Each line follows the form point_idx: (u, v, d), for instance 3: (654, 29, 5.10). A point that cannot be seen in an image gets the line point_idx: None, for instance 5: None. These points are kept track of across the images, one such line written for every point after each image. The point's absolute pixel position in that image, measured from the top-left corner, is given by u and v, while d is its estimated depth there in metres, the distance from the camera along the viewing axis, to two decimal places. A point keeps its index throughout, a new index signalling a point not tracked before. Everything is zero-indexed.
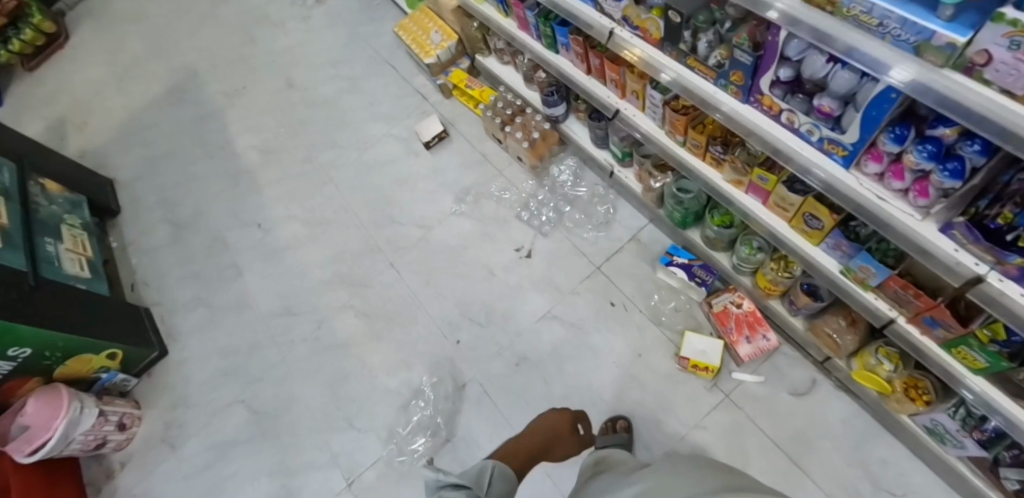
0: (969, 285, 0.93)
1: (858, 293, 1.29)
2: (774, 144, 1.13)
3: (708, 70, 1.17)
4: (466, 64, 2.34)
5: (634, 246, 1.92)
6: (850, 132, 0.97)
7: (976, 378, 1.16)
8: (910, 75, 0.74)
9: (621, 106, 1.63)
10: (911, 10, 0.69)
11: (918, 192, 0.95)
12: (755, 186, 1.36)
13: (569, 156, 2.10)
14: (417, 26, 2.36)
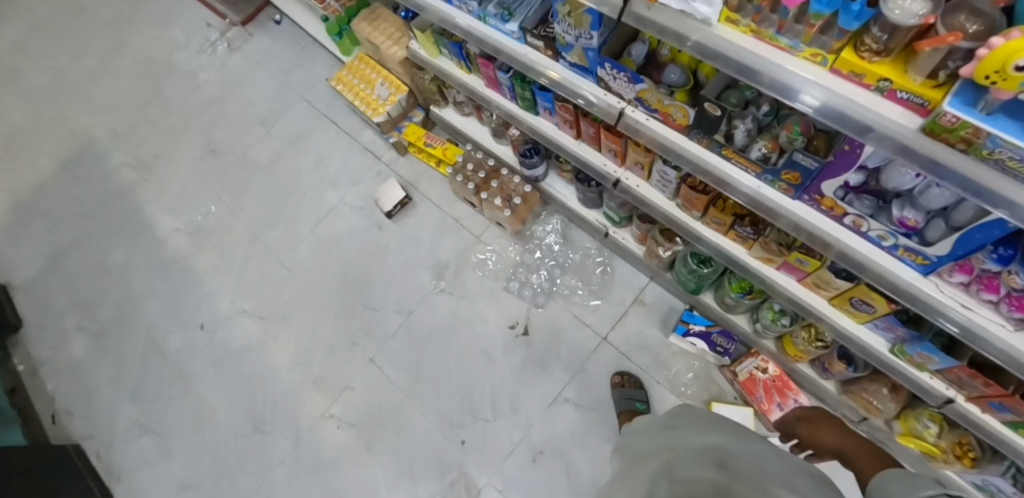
0: None
1: (911, 371, 1.21)
2: (836, 248, 1.00)
3: (751, 164, 1.02)
4: (419, 117, 2.07)
5: (639, 310, 1.76)
6: (939, 245, 0.86)
7: None
8: (820, 98, 0.75)
9: (622, 175, 1.45)
10: None
11: (1012, 305, 0.86)
12: (788, 264, 1.24)
13: (553, 215, 1.89)
14: (359, 78, 2.07)
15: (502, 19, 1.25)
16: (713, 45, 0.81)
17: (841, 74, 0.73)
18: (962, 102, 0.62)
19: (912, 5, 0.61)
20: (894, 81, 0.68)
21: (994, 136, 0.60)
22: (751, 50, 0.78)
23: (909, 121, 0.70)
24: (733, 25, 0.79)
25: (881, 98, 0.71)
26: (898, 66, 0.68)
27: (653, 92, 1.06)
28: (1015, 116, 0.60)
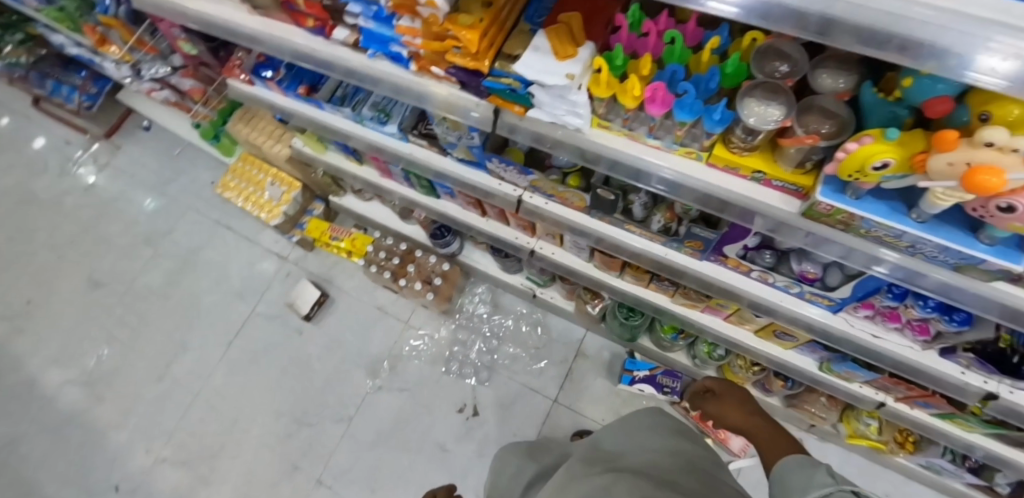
0: (982, 400, 0.93)
1: (844, 384, 1.25)
2: (750, 300, 1.03)
3: (655, 236, 1.03)
4: (320, 209, 1.95)
5: (584, 362, 1.74)
6: (840, 291, 0.90)
7: (977, 435, 1.19)
8: (704, 191, 0.75)
9: (536, 245, 1.42)
10: (948, 235, 0.62)
11: (915, 330, 0.92)
12: (711, 307, 1.27)
13: (478, 285, 1.85)
14: (245, 181, 1.93)
15: (381, 122, 1.20)
16: (591, 150, 0.80)
17: (716, 167, 0.74)
18: (832, 191, 0.64)
19: (770, 112, 0.62)
20: (767, 173, 0.69)
21: (865, 217, 0.64)
22: (627, 150, 0.78)
23: (788, 205, 0.72)
24: (606, 128, 0.78)
25: (758, 185, 0.73)
26: (766, 157, 0.69)
27: (545, 181, 1.04)
28: (878, 196, 0.64)
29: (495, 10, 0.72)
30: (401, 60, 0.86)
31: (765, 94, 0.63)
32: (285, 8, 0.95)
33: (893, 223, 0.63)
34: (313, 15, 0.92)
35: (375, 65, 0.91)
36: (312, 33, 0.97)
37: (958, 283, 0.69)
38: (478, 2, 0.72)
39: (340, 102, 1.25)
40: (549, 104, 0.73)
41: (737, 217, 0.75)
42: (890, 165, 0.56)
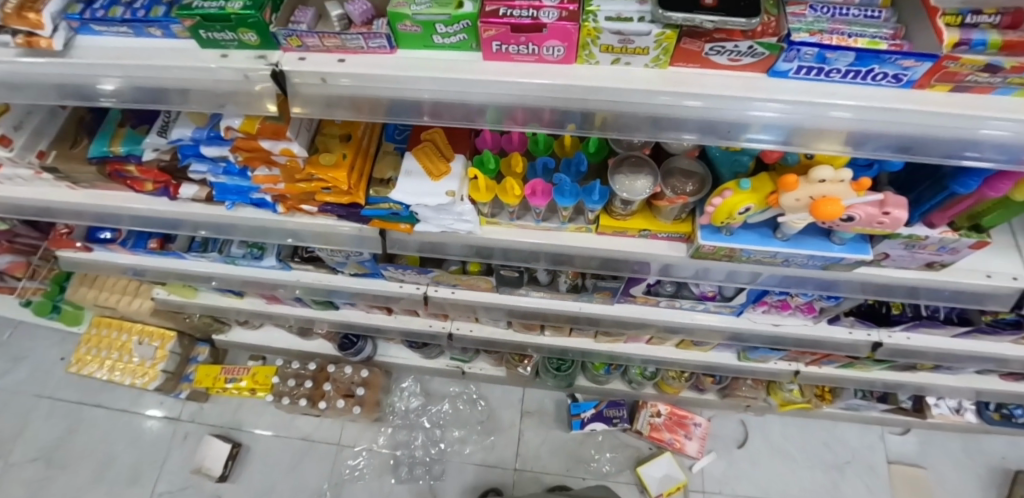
0: (872, 348, 1.09)
1: (762, 366, 1.37)
2: (666, 325, 1.09)
3: (565, 295, 1.05)
4: (205, 353, 1.71)
5: (531, 420, 1.71)
6: (737, 299, 0.99)
7: (874, 371, 1.36)
8: (603, 255, 0.79)
9: (452, 326, 1.39)
10: (811, 244, 0.71)
11: (804, 310, 1.04)
12: (632, 337, 1.33)
13: (403, 379, 1.76)
14: (106, 349, 1.62)
15: (256, 257, 1.10)
16: (488, 244, 0.80)
17: (607, 233, 0.78)
18: (711, 233, 0.71)
19: (638, 185, 0.67)
20: (652, 229, 0.74)
21: (744, 248, 0.71)
22: (521, 237, 0.79)
23: (677, 250, 0.77)
24: (495, 224, 0.79)
25: (647, 239, 0.78)
26: (646, 215, 0.75)
27: (446, 274, 1.04)
28: (748, 227, 0.72)
29: (355, 142, 0.70)
30: (267, 204, 0.81)
31: (630, 169, 0.68)
32: (112, 177, 0.83)
33: (767, 248, 0.70)
34: (150, 178, 0.81)
35: (238, 214, 0.84)
36: (152, 194, 0.86)
37: (823, 275, 0.81)
38: (336, 137, 0.71)
39: (202, 247, 1.12)
40: (434, 217, 0.73)
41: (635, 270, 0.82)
42: (750, 208, 0.63)
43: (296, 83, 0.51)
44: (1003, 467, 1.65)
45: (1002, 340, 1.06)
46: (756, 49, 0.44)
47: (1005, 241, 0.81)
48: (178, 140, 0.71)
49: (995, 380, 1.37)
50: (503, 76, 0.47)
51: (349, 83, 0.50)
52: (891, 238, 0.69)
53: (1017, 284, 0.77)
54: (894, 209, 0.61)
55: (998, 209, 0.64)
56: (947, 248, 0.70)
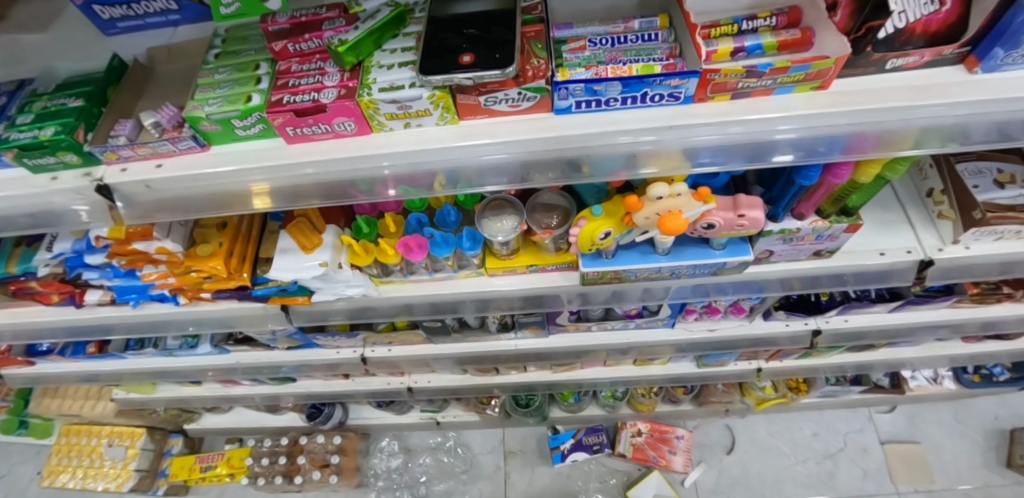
0: (813, 336, 1.07)
1: (724, 369, 1.35)
2: (603, 347, 1.09)
3: (496, 335, 1.05)
4: (179, 444, 1.69)
5: (515, 460, 1.68)
6: (662, 311, 0.99)
7: (837, 356, 1.33)
8: (501, 294, 0.79)
9: (410, 380, 1.39)
10: (692, 255, 0.71)
11: (735, 311, 1.02)
12: (588, 363, 1.32)
13: (381, 439, 1.73)
14: (77, 456, 1.62)
15: (191, 345, 1.10)
16: (391, 301, 0.81)
17: (498, 274, 0.78)
18: (591, 260, 0.71)
19: (506, 224, 0.68)
20: (538, 264, 0.75)
21: (625, 269, 0.71)
22: (418, 290, 0.80)
23: (571, 279, 0.78)
24: (390, 282, 0.79)
25: (539, 273, 0.78)
26: (533, 251, 0.76)
27: (374, 334, 1.04)
28: (628, 247, 0.72)
29: (232, 228, 0.71)
30: (168, 298, 0.81)
31: (494, 211, 0.69)
32: (18, 294, 0.83)
33: (649, 264, 0.70)
34: (53, 290, 0.81)
35: (143, 311, 0.84)
36: (63, 305, 0.86)
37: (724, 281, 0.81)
38: (214, 227, 0.72)
39: (138, 344, 1.12)
40: (325, 287, 0.74)
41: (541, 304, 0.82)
42: (612, 232, 0.63)
43: (122, 193, 0.53)
44: (997, 428, 1.65)
45: (943, 309, 1.04)
46: (526, 93, 0.45)
47: (897, 213, 0.80)
48: (61, 253, 0.72)
49: (960, 344, 1.33)
50: (308, 158, 0.49)
51: (175, 185, 0.52)
52: (764, 235, 0.68)
53: (910, 256, 0.75)
54: (749, 211, 0.61)
55: (855, 192, 0.63)
56: (825, 236, 0.69)
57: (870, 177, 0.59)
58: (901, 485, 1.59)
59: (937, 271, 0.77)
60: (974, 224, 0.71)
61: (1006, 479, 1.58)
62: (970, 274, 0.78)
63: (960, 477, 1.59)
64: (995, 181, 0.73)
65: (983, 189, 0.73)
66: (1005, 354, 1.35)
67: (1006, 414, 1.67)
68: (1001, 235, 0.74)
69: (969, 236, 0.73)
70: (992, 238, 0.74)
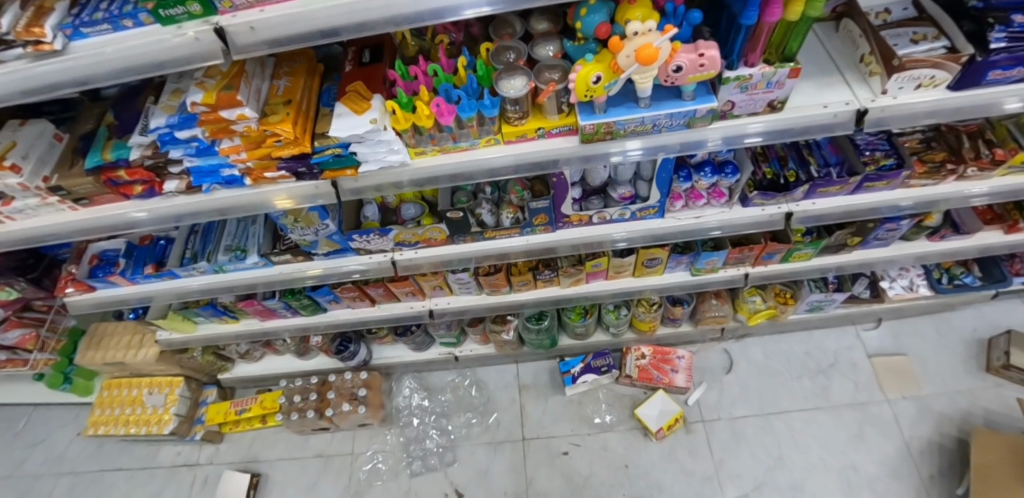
0: (786, 220, 1.22)
1: (714, 276, 1.50)
2: (603, 239, 1.24)
3: (510, 230, 1.20)
4: (213, 394, 1.81)
5: (529, 392, 1.80)
6: (652, 195, 1.14)
7: (815, 259, 1.48)
8: (515, 160, 0.95)
9: (431, 303, 1.53)
10: (668, 106, 0.87)
11: (716, 196, 1.17)
12: (591, 274, 1.46)
13: (403, 380, 1.85)
14: (119, 406, 1.71)
15: (239, 258, 1.24)
16: (426, 173, 0.97)
17: (511, 141, 0.94)
18: (587, 115, 0.88)
19: (517, 83, 0.84)
20: (544, 127, 0.92)
21: (615, 122, 0.88)
22: (446, 161, 0.96)
23: (571, 142, 0.94)
24: (422, 154, 0.96)
25: (545, 140, 0.94)
26: (539, 117, 0.92)
27: (406, 231, 1.18)
28: (616, 105, 0.89)
29: (295, 104, 0.88)
30: (236, 180, 0.97)
31: (508, 74, 0.86)
32: (107, 186, 0.97)
33: (633, 115, 0.87)
34: (138, 179, 0.97)
35: (214, 196, 0.99)
36: (142, 198, 1.01)
37: (697, 138, 0.94)
38: (280, 104, 0.88)
39: (192, 261, 1.25)
40: (369, 152, 0.90)
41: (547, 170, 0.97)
42: (602, 76, 0.80)
43: (230, 35, 0.70)
44: (976, 338, 1.79)
45: (896, 188, 1.20)
46: None
47: (836, 77, 0.97)
48: (156, 129, 0.87)
49: (926, 242, 1.51)
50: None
51: (271, 25, 0.69)
52: (724, 82, 0.85)
53: (847, 106, 0.92)
54: (707, 50, 0.78)
55: (789, 33, 0.81)
56: (773, 83, 0.86)
57: (797, 15, 0.76)
58: (890, 392, 1.72)
59: (872, 120, 0.94)
60: (896, 71, 0.88)
61: (987, 383, 1.71)
62: (900, 122, 0.95)
63: (944, 382, 1.72)
64: (911, 40, 0.92)
65: (901, 46, 0.91)
66: (966, 252, 1.52)
67: (983, 325, 1.81)
68: (921, 83, 0.91)
69: (893, 84, 0.90)
70: (913, 87, 0.91)
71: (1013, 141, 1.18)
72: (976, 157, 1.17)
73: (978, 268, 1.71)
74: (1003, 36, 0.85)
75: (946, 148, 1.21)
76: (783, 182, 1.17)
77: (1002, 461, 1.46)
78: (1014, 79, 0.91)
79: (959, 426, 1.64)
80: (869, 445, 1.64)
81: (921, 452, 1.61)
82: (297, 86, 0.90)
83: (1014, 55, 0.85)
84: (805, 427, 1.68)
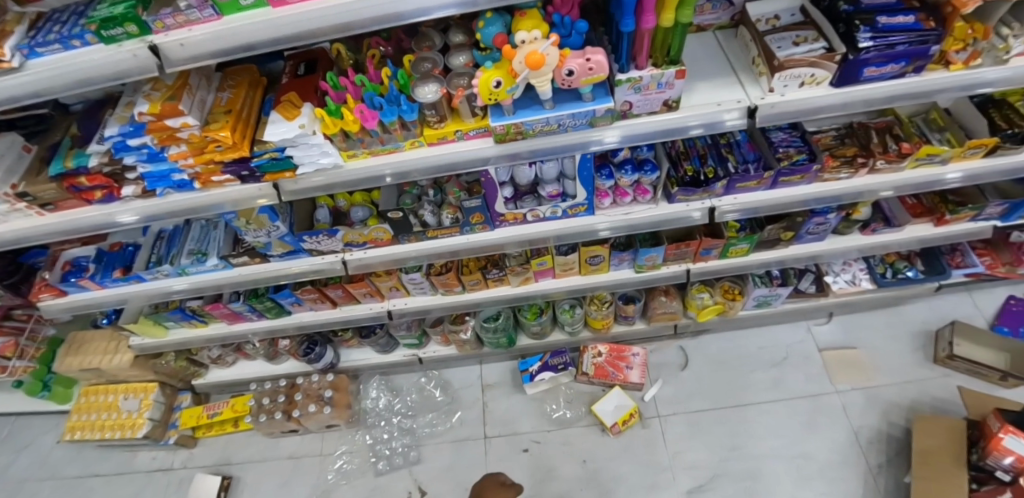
0: (710, 215, 1.30)
1: (658, 273, 1.57)
2: (540, 236, 1.32)
3: (451, 229, 1.28)
4: (188, 399, 1.88)
5: (493, 391, 1.86)
6: (578, 193, 1.23)
7: (752, 254, 1.55)
8: (439, 160, 1.04)
9: (389, 304, 1.61)
10: (569, 107, 0.96)
11: (640, 192, 1.26)
12: (539, 272, 1.54)
13: (371, 382, 1.91)
14: (95, 412, 1.78)
15: (200, 261, 1.33)
16: (360, 174, 1.07)
17: (435, 144, 1.04)
18: (497, 117, 0.97)
19: (430, 90, 0.94)
20: (461, 129, 1.01)
21: (523, 123, 0.97)
22: (376, 163, 1.05)
23: (488, 143, 1.03)
24: (354, 157, 1.05)
25: (465, 141, 1.04)
26: (458, 121, 1.02)
27: (353, 231, 1.27)
28: (524, 107, 0.98)
29: (235, 113, 0.98)
30: (187, 184, 1.07)
31: (422, 82, 0.95)
32: (70, 192, 1.07)
33: (538, 116, 0.96)
34: (98, 185, 1.06)
35: (168, 199, 1.09)
36: (103, 203, 1.11)
37: (603, 136, 1.03)
38: (222, 113, 0.98)
39: (156, 265, 1.34)
40: (303, 155, 0.99)
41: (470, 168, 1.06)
42: (502, 81, 0.89)
43: (164, 50, 0.80)
44: (924, 329, 1.84)
45: (812, 182, 1.28)
46: None
47: (732, 78, 1.06)
48: (110, 138, 0.97)
49: (859, 236, 1.58)
50: (285, 13, 0.77)
51: (198, 42, 0.79)
52: (618, 84, 0.94)
53: (739, 104, 1.01)
54: (592, 55, 0.88)
55: (667, 38, 0.91)
56: (663, 84, 0.94)
57: (669, 22, 0.86)
58: (840, 383, 1.77)
59: (763, 116, 1.03)
60: (777, 70, 0.97)
61: (935, 373, 1.76)
62: (791, 118, 1.04)
63: (894, 373, 1.77)
64: (793, 42, 1.00)
65: (784, 48, 1.00)
66: (899, 245, 1.59)
67: (931, 317, 1.87)
68: (803, 81, 1.00)
69: (778, 82, 0.99)
70: (797, 84, 1.00)
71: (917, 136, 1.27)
72: (884, 152, 1.25)
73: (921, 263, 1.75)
74: (869, 35, 0.95)
75: (856, 144, 1.30)
76: (702, 178, 1.26)
77: (944, 445, 1.50)
78: (889, 75, 1.00)
79: (907, 415, 1.68)
80: (820, 435, 1.68)
81: (870, 440, 1.65)
82: (237, 97, 1.00)
83: (882, 53, 0.94)
84: (758, 419, 1.73)
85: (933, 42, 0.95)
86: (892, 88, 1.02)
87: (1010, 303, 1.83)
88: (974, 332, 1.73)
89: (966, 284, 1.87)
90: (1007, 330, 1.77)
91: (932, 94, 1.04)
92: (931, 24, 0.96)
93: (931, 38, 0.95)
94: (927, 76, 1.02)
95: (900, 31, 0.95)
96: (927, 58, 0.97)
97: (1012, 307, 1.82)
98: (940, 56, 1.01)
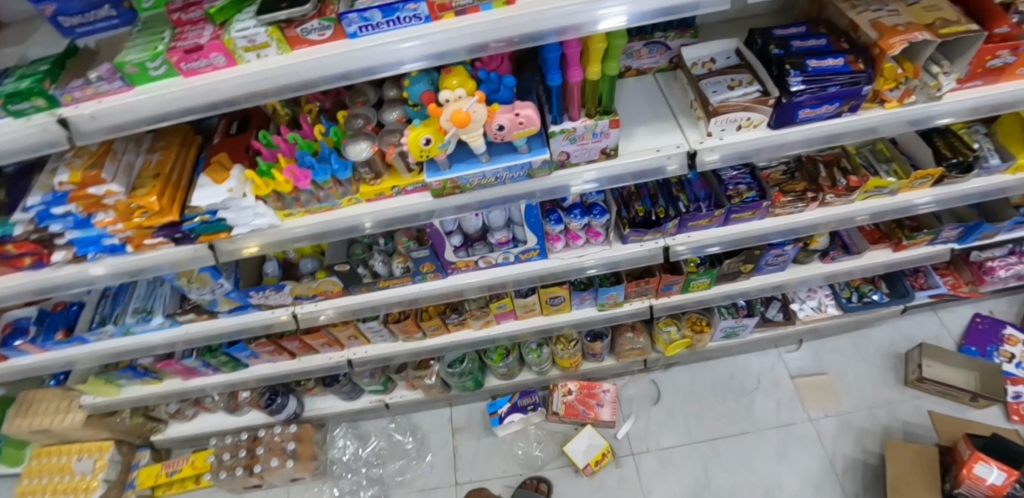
0: (664, 254, 1.29)
1: (620, 310, 1.55)
2: (494, 282, 1.30)
3: (402, 278, 1.26)
4: (147, 456, 1.81)
5: (462, 434, 1.82)
6: (528, 239, 1.21)
7: (715, 288, 1.54)
8: (378, 214, 1.02)
9: (348, 353, 1.57)
10: (505, 159, 0.95)
11: (592, 235, 1.24)
12: (500, 315, 1.51)
13: (337, 430, 1.86)
14: (48, 474, 1.71)
15: (145, 320, 1.29)
16: (298, 231, 1.04)
17: (373, 199, 1.02)
18: (433, 172, 0.96)
19: (361, 148, 0.92)
20: (398, 184, 0.99)
21: (459, 177, 0.95)
22: (314, 220, 1.03)
23: (426, 197, 1.02)
24: (291, 215, 1.03)
25: (404, 196, 1.02)
26: (394, 176, 1.00)
27: (301, 285, 1.24)
28: (460, 161, 0.97)
29: (164, 176, 0.95)
30: (118, 248, 1.03)
31: (353, 139, 0.93)
32: None
33: (474, 170, 0.94)
34: (26, 252, 1.03)
35: (100, 264, 1.06)
36: (34, 269, 1.07)
37: (543, 185, 1.02)
38: (149, 177, 0.95)
39: (99, 325, 1.30)
40: (236, 217, 0.97)
41: (410, 221, 1.04)
42: (431, 138, 0.87)
43: (73, 122, 0.78)
44: (893, 352, 1.83)
45: (764, 217, 1.27)
46: (324, 23, 0.72)
47: (671, 122, 1.06)
48: (33, 207, 0.94)
49: (820, 264, 1.57)
50: (196, 82, 0.75)
51: (108, 113, 0.77)
52: (552, 135, 0.93)
53: (677, 149, 1.00)
54: (522, 110, 0.86)
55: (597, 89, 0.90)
56: (598, 133, 0.94)
57: (595, 75, 0.86)
58: (814, 411, 1.74)
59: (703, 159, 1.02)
60: (712, 115, 0.97)
61: (906, 396, 1.74)
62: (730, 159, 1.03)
63: (866, 398, 1.75)
64: (728, 86, 1.01)
65: (719, 92, 1.01)
66: (859, 271, 1.58)
67: (899, 339, 1.86)
68: (740, 124, 0.99)
69: (715, 126, 0.99)
70: (734, 128, 1.00)
71: (863, 169, 1.27)
72: (833, 186, 1.25)
73: (886, 285, 1.75)
74: (800, 79, 0.95)
75: (805, 178, 1.30)
76: (653, 218, 1.25)
77: (916, 472, 1.47)
78: (824, 115, 1.00)
79: (880, 441, 1.66)
80: (795, 467, 1.64)
81: (845, 470, 1.62)
82: (167, 159, 0.98)
83: (814, 95, 0.94)
84: (732, 452, 1.69)
85: (864, 82, 0.94)
86: (828, 126, 1.02)
87: (976, 322, 1.82)
88: (941, 352, 1.72)
89: (932, 304, 1.86)
90: (974, 349, 1.77)
91: (867, 129, 1.05)
92: (859, 65, 0.96)
93: (863, 78, 0.94)
94: (863, 114, 1.02)
95: (830, 74, 0.95)
96: (861, 97, 0.97)
97: (977, 326, 1.82)
98: (873, 95, 1.01)
